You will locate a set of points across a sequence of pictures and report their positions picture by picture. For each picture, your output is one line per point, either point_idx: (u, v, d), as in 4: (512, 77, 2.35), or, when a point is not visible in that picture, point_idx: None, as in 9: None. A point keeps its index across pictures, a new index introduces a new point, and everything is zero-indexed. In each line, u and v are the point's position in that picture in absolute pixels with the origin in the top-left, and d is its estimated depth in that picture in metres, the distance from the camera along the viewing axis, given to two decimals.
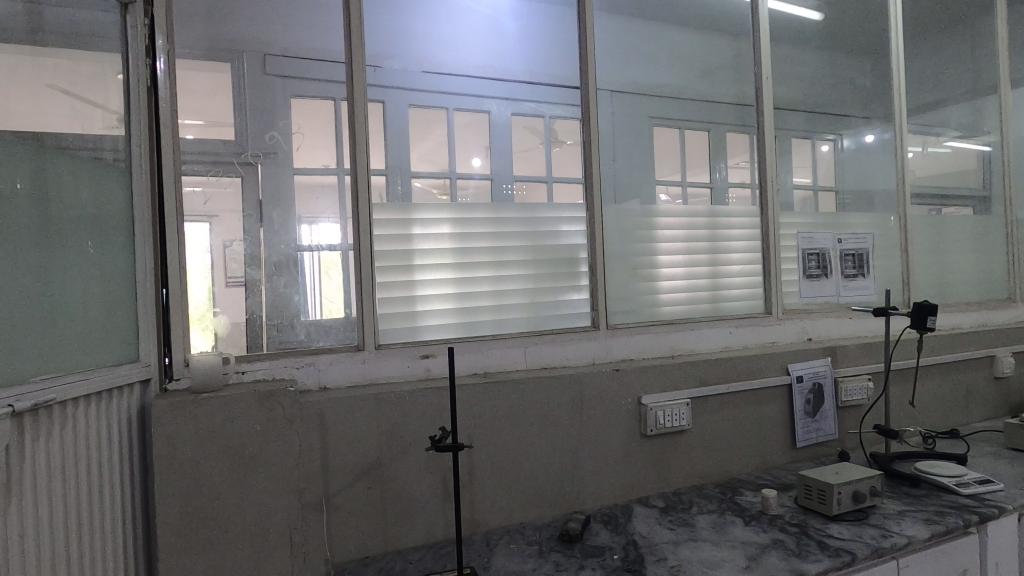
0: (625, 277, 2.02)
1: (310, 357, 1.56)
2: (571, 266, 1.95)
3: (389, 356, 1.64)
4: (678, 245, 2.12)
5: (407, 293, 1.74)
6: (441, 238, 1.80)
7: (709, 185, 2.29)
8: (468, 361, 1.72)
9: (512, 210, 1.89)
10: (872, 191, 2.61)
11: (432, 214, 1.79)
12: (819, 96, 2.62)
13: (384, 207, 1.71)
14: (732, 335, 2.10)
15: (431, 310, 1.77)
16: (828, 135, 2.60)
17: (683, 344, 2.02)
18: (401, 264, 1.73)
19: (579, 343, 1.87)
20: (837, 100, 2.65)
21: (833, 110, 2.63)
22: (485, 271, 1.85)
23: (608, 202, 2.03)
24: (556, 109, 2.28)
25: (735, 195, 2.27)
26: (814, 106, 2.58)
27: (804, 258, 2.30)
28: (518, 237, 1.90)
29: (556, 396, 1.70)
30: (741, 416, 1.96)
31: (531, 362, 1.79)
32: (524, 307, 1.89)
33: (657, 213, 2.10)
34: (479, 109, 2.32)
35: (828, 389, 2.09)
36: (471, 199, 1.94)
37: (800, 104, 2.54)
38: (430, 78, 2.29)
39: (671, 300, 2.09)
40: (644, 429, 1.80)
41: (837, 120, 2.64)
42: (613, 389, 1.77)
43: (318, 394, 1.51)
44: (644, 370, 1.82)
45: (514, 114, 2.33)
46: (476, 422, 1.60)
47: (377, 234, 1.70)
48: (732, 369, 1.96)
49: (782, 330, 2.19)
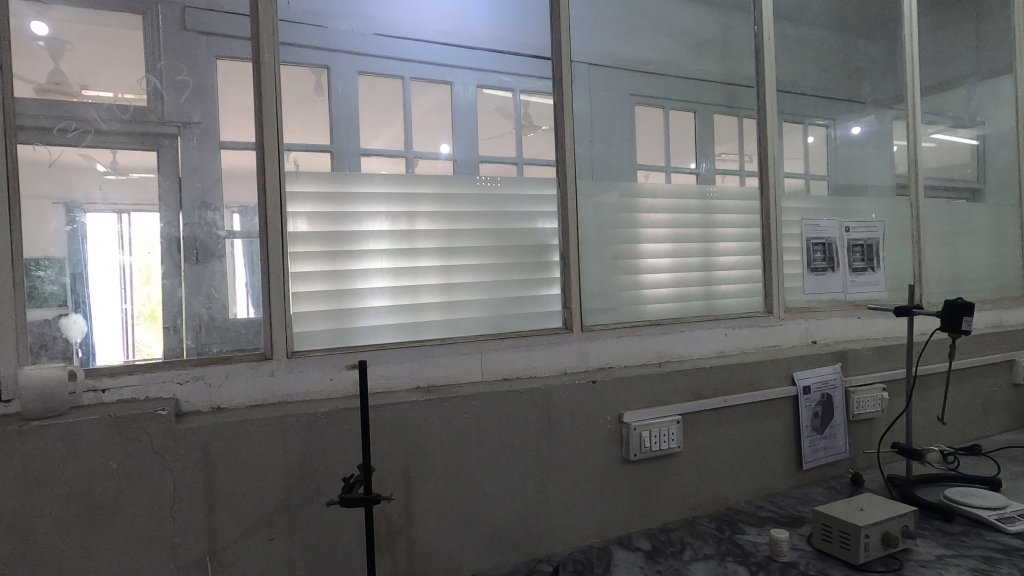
0: (604, 269, 1.69)
1: (198, 369, 1.21)
2: (540, 255, 1.62)
3: (306, 367, 1.29)
4: (664, 232, 1.80)
5: (334, 287, 1.39)
6: (377, 220, 1.45)
7: (695, 172, 1.94)
8: (409, 372, 1.38)
9: (465, 187, 1.56)
10: (881, 180, 2.31)
11: (367, 189, 1.44)
12: (827, 67, 2.32)
13: (305, 178, 1.37)
14: (728, 338, 1.79)
15: (366, 309, 1.42)
16: (834, 112, 2.31)
17: (672, 348, 1.71)
18: (327, 251, 1.38)
19: (548, 347, 1.54)
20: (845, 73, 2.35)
21: (839, 83, 2.35)
22: (431, 261, 1.50)
23: (584, 178, 1.69)
24: (524, 82, 1.83)
25: (726, 181, 1.95)
26: (820, 77, 2.29)
27: (810, 248, 2.00)
28: (475, 219, 1.56)
29: (518, 414, 1.37)
30: (740, 435, 1.65)
31: (488, 372, 1.46)
32: (482, 305, 1.55)
33: (641, 193, 1.77)
34: (441, 80, 1.87)
35: (839, 401, 1.79)
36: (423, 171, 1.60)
37: (806, 74, 2.24)
38: (384, 43, 1.82)
39: (657, 297, 1.77)
40: (626, 454, 1.48)
41: (845, 95, 2.35)
42: (588, 405, 1.45)
43: (206, 417, 1.17)
44: (626, 382, 1.50)
45: (480, 88, 1.90)
46: (415, 449, 1.27)
47: (295, 211, 1.35)
48: (730, 377, 1.65)
49: (783, 332, 1.89)
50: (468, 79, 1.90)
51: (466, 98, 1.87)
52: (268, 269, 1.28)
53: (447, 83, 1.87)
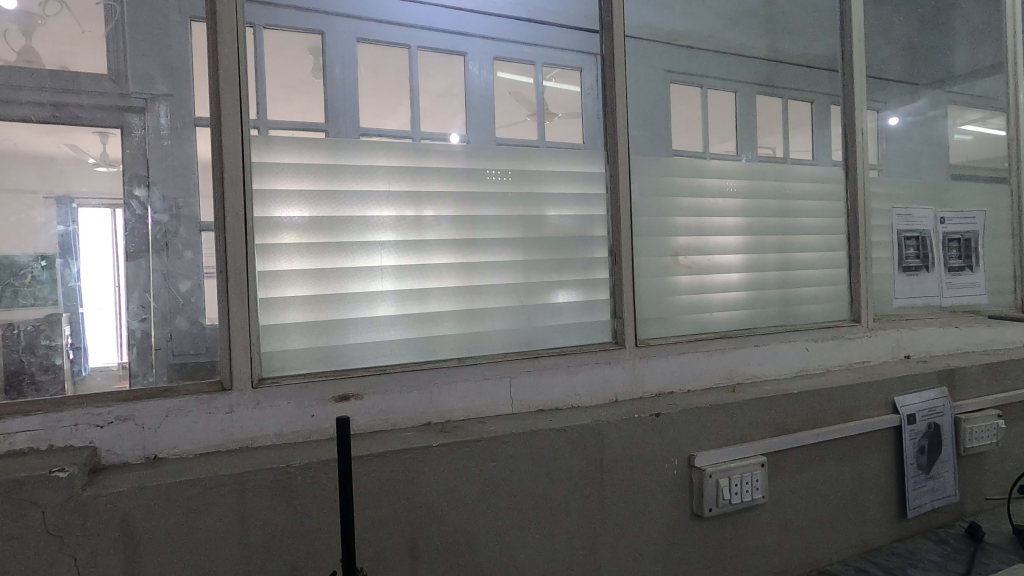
0: (662, 267, 1.35)
1: (125, 407, 0.87)
2: (582, 251, 1.29)
3: (278, 400, 0.96)
4: (734, 221, 1.45)
5: (319, 291, 1.04)
6: (377, 202, 1.11)
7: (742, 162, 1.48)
8: (416, 404, 1.05)
9: (486, 161, 1.21)
10: (990, 164, 1.90)
11: (364, 162, 1.10)
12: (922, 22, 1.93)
13: (282, 145, 1.02)
14: (810, 353, 1.45)
15: (362, 320, 1.08)
16: (926, 79, 1.93)
17: (745, 367, 1.37)
18: (310, 243, 1.04)
19: (595, 369, 1.20)
20: (938, 33, 1.97)
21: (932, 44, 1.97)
22: (445, 258, 1.16)
23: (639, 151, 1.34)
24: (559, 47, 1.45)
25: (808, 173, 1.56)
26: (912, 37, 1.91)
27: (901, 243, 1.65)
28: (502, 202, 1.23)
29: (560, 461, 1.03)
30: (832, 478, 1.31)
31: (518, 402, 1.13)
32: (510, 314, 1.21)
33: (705, 171, 1.43)
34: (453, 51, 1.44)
35: (948, 432, 1.45)
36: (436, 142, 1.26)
37: (897, 31, 1.86)
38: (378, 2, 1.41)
39: (725, 301, 1.42)
40: (698, 508, 1.14)
41: (937, 61, 1.98)
42: (649, 446, 1.11)
43: (132, 473, 0.84)
44: (698, 416, 1.16)
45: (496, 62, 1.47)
46: (425, 512, 0.94)
47: (267, 190, 1.00)
48: (822, 405, 1.30)
49: (873, 346, 1.55)
50: (484, 52, 1.45)
51: (481, 80, 1.44)
52: (225, 269, 0.94)
53: (459, 54, 1.44)
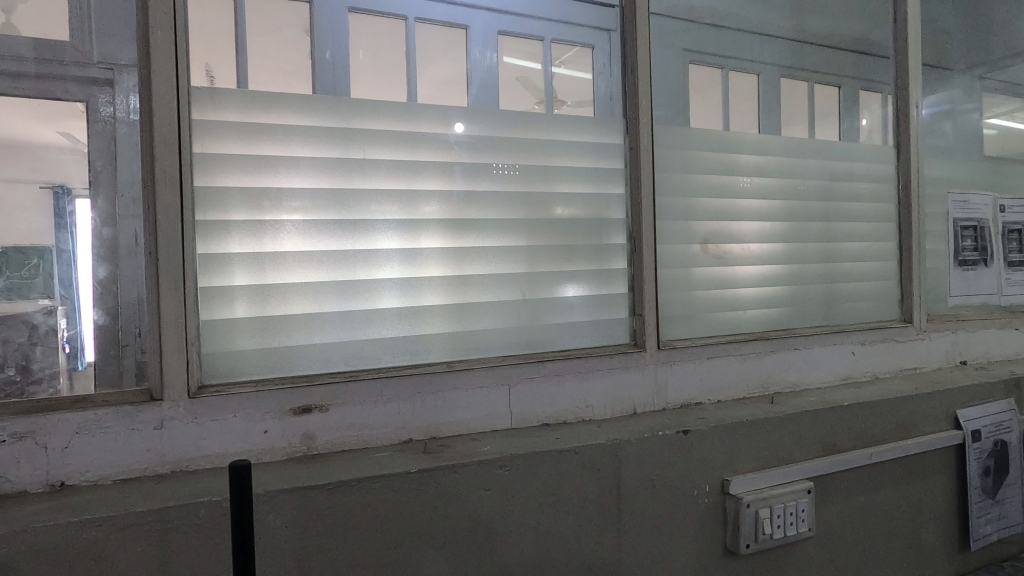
0: (690, 257, 1.16)
1: (24, 422, 0.70)
2: (596, 237, 1.10)
3: (224, 412, 0.78)
4: (771, 206, 1.26)
5: (278, 281, 0.86)
6: (354, 173, 0.91)
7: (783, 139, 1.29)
8: (396, 417, 0.87)
9: (482, 127, 1.02)
10: None
11: (330, 125, 0.90)
12: None
13: (234, 99, 0.84)
14: (855, 358, 1.26)
15: (333, 317, 0.89)
16: (987, 49, 1.72)
17: (782, 373, 1.18)
18: (266, 220, 0.85)
19: (609, 376, 1.02)
20: None
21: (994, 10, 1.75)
22: (435, 243, 0.97)
23: (664, 121, 1.15)
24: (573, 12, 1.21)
25: (852, 154, 1.36)
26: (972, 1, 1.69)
27: (958, 233, 1.46)
28: (506, 177, 1.03)
29: (569, 489, 0.85)
30: (886, 505, 1.12)
31: (518, 414, 0.95)
32: (512, 311, 1.02)
33: (741, 147, 1.23)
34: (452, 22, 1.21)
35: (1015, 450, 1.26)
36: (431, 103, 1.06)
37: None
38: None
39: (760, 297, 1.23)
40: (734, 543, 0.96)
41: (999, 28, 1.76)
42: (675, 469, 0.92)
43: (27, 507, 0.66)
44: (733, 432, 0.97)
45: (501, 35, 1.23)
46: (401, 554, 0.76)
47: (214, 155, 0.82)
48: (876, 420, 1.11)
49: (925, 351, 1.35)
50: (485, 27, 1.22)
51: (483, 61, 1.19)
52: (156, 252, 0.76)
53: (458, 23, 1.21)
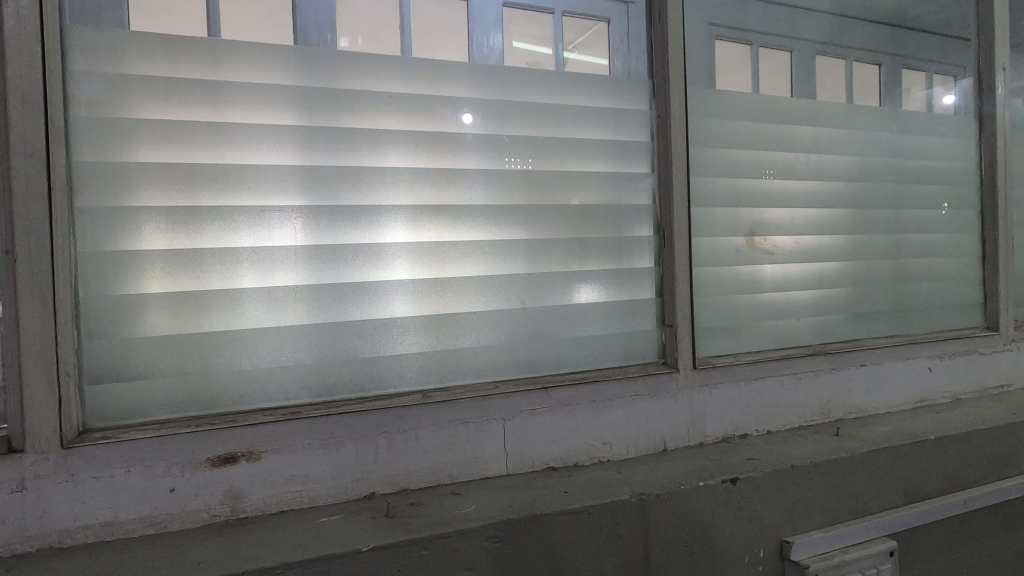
0: (733, 254, 0.94)
1: None
2: (617, 229, 0.88)
3: (110, 468, 0.58)
4: (830, 190, 1.04)
5: (198, 290, 0.65)
6: (297, 144, 0.69)
7: (844, 109, 1.06)
8: (353, 465, 0.66)
9: (471, 87, 0.79)
10: None
11: (268, 81, 0.68)
12: None
13: (130, 45, 0.63)
14: (931, 375, 1.03)
15: (274, 334, 0.67)
16: None
17: (845, 395, 0.96)
18: (178, 208, 0.64)
19: (631, 405, 0.80)
20: None
21: None
22: (420, 236, 0.75)
23: (699, 85, 0.92)
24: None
25: (924, 129, 1.13)
26: None
27: None
28: (506, 152, 0.81)
29: (581, 563, 0.64)
30: (981, 560, 0.90)
31: (515, 457, 0.74)
32: (512, 323, 0.80)
33: (792, 120, 1.01)
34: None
35: None
36: (426, 35, 0.78)
37: None
38: None
39: (818, 301, 1.00)
40: None
41: None
42: (720, 530, 0.71)
43: None
44: (794, 479, 0.75)
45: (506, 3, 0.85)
46: None
47: (104, 122, 0.61)
48: (968, 456, 0.89)
49: (1013, 364, 1.12)
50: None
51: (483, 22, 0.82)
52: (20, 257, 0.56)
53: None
